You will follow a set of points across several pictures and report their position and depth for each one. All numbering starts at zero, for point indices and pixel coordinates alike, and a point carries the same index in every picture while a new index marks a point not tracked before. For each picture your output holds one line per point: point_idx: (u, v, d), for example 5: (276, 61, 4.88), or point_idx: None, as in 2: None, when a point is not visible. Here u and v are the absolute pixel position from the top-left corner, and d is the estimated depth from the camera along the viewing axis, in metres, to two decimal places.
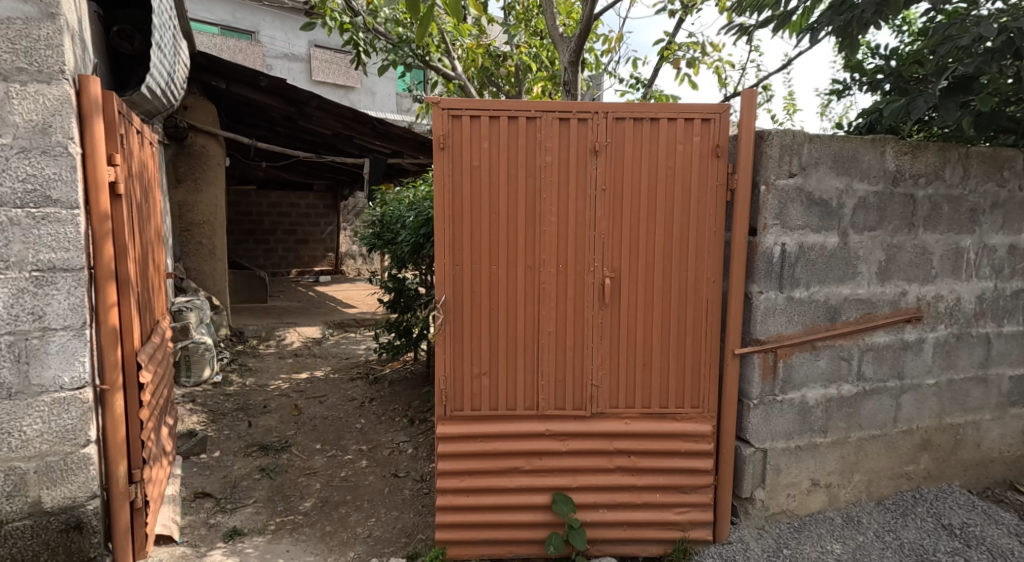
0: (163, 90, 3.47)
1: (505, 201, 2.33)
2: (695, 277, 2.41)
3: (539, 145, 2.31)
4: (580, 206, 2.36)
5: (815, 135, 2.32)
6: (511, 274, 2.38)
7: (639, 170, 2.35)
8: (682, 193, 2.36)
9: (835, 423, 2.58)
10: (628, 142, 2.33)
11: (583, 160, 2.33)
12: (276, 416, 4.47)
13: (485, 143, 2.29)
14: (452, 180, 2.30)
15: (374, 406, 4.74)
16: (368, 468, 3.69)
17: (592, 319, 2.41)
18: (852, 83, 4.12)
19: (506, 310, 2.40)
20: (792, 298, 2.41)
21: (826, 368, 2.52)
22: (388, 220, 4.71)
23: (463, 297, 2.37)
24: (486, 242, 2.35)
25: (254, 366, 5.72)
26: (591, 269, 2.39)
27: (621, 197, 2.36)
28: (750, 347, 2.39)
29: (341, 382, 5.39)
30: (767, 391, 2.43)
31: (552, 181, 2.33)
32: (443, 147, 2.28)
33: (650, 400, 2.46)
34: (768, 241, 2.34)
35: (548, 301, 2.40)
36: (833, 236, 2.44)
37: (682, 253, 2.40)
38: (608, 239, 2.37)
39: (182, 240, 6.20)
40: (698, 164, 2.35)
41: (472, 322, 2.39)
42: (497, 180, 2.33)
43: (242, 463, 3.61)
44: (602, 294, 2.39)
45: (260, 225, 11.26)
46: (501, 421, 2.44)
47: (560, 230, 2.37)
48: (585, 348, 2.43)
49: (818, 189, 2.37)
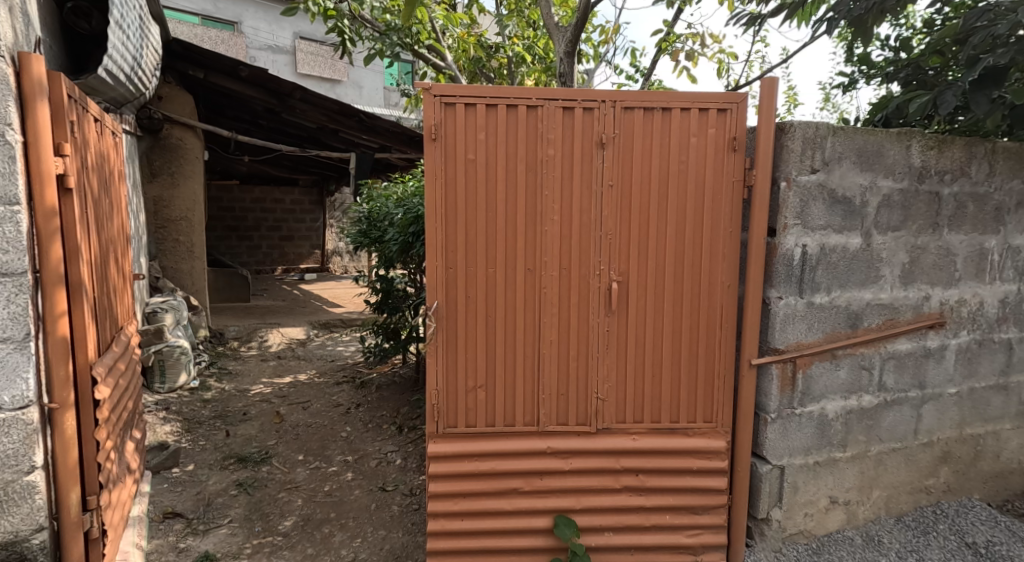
0: (127, 75, 3.22)
1: (503, 198, 2.13)
2: (708, 281, 2.22)
3: (540, 136, 2.11)
4: (584, 204, 2.16)
5: (839, 127, 2.13)
6: (510, 277, 2.18)
7: (649, 164, 2.16)
8: (695, 190, 2.18)
9: (854, 437, 2.41)
10: (637, 134, 2.13)
11: (588, 152, 2.14)
12: (256, 424, 4.23)
13: (481, 133, 2.09)
14: (445, 173, 2.09)
15: (360, 413, 4.51)
16: (354, 481, 3.47)
17: (597, 327, 2.22)
18: (859, 76, 3.97)
19: (504, 318, 2.20)
20: (812, 304, 2.23)
21: (846, 378, 2.35)
22: (375, 217, 4.48)
23: (457, 302, 2.17)
24: (482, 242, 2.15)
25: (235, 370, 5.46)
26: (597, 273, 2.19)
27: (629, 194, 2.16)
28: (768, 358, 2.21)
29: (326, 386, 5.15)
30: (785, 404, 2.25)
31: (555, 176, 2.13)
32: (436, 137, 2.07)
33: (660, 414, 2.27)
34: (788, 243, 2.16)
35: (549, 307, 2.20)
36: (856, 236, 2.26)
37: (695, 256, 2.21)
38: (615, 240, 2.18)
39: (157, 237, 5.91)
40: (713, 158, 2.16)
41: (466, 331, 2.19)
42: (494, 175, 2.12)
43: (218, 477, 3.37)
44: (608, 299, 2.21)
45: (243, 221, 10.92)
46: (497, 438, 2.24)
47: (562, 230, 2.17)
48: (589, 360, 2.23)
49: (840, 186, 2.19)
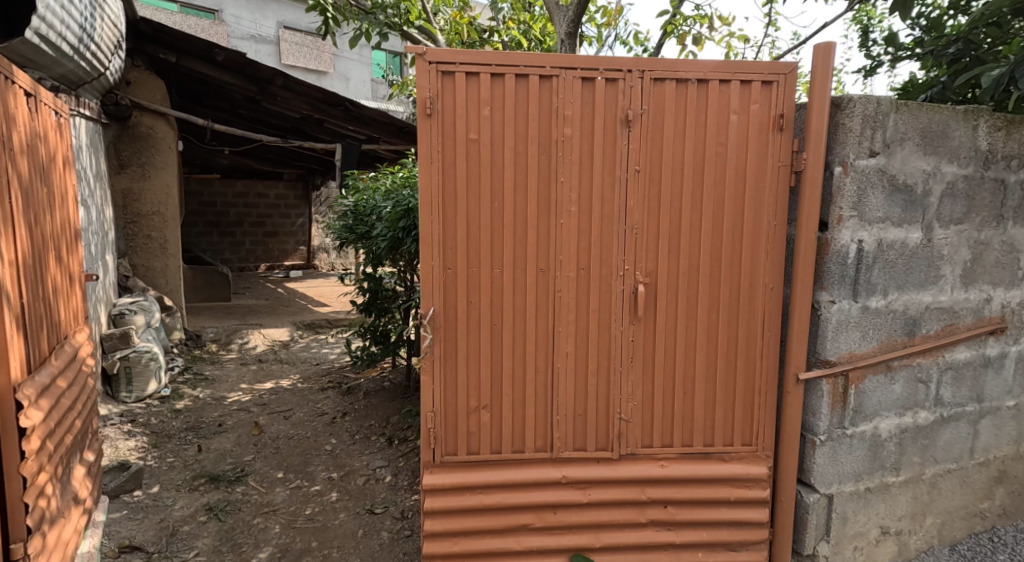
0: (73, 47, 2.84)
1: (511, 185, 1.82)
2: (749, 283, 1.92)
3: (553, 114, 1.80)
4: (606, 193, 1.85)
5: (902, 102, 1.83)
6: (518, 278, 1.87)
7: (681, 147, 1.85)
8: (734, 176, 1.87)
9: (908, 459, 2.12)
10: (668, 110, 1.83)
11: (610, 132, 1.83)
12: (232, 437, 3.87)
13: (485, 109, 1.77)
14: (442, 156, 1.78)
15: (346, 423, 4.18)
16: (339, 502, 3.13)
17: (620, 337, 1.91)
18: (886, 58, 3.66)
19: (511, 327, 1.88)
20: (867, 309, 1.93)
21: (901, 393, 2.06)
22: (361, 211, 4.12)
23: (456, 308, 1.86)
24: (486, 238, 1.84)
25: (212, 376, 5.08)
26: (620, 273, 1.88)
27: (658, 180, 1.86)
28: (817, 371, 1.90)
29: (310, 392, 4.80)
30: (836, 424, 1.95)
31: (571, 159, 1.82)
32: (431, 112, 1.75)
33: (691, 436, 1.97)
34: (842, 238, 1.85)
35: (565, 314, 1.89)
36: (916, 231, 1.97)
37: (733, 253, 1.91)
38: (641, 234, 1.87)
39: (127, 233, 5.50)
40: (755, 139, 1.86)
41: (467, 342, 1.88)
42: (500, 158, 1.81)
43: (185, 501, 3.01)
44: (633, 304, 1.90)
45: (225, 217, 10.47)
46: (504, 466, 1.93)
47: (581, 223, 1.86)
48: (611, 375, 1.92)
49: (901, 172, 1.89)
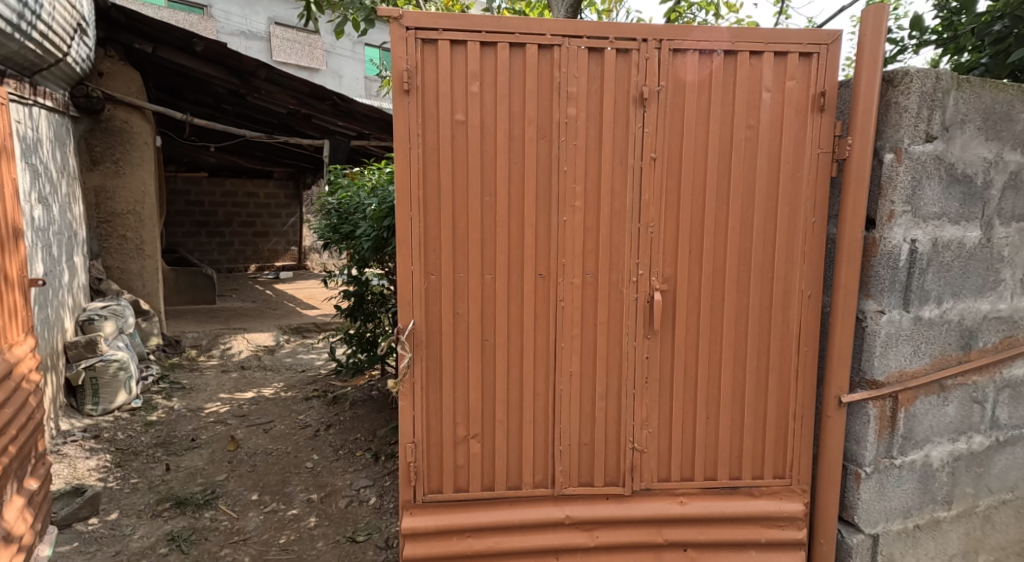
0: (14, 22, 2.54)
1: (505, 176, 1.55)
2: (782, 290, 1.65)
3: (554, 91, 1.53)
4: (616, 184, 1.58)
5: (964, 78, 1.56)
6: (513, 286, 1.60)
7: (704, 130, 1.58)
8: (767, 165, 1.60)
9: (961, 489, 1.85)
10: (689, 88, 1.56)
11: (621, 114, 1.56)
12: (205, 454, 3.57)
13: (474, 85, 1.50)
14: (423, 140, 1.51)
15: (330, 436, 3.89)
16: (317, 529, 2.83)
17: (633, 354, 1.64)
18: (909, 43, 3.37)
19: (505, 343, 1.61)
20: (920, 320, 1.65)
21: (955, 416, 1.79)
22: (346, 210, 3.81)
23: (440, 320, 1.59)
24: (475, 237, 1.57)
25: (190, 385, 4.78)
26: (633, 280, 1.61)
27: (677, 170, 1.59)
28: (863, 394, 1.63)
29: (293, 402, 4.51)
30: (882, 453, 1.68)
31: (576, 145, 1.55)
32: (409, 87, 1.48)
33: (715, 468, 1.70)
34: (894, 237, 1.58)
35: (568, 327, 1.61)
36: (975, 229, 1.69)
37: (765, 255, 1.64)
38: (657, 234, 1.60)
39: (100, 234, 5.19)
40: (790, 121, 1.58)
41: (453, 360, 1.60)
42: (492, 145, 1.54)
43: (146, 530, 2.72)
44: (648, 315, 1.63)
45: (213, 216, 10.13)
46: (497, 504, 1.65)
47: (587, 220, 1.59)
48: (622, 398, 1.65)
49: (961, 160, 1.62)
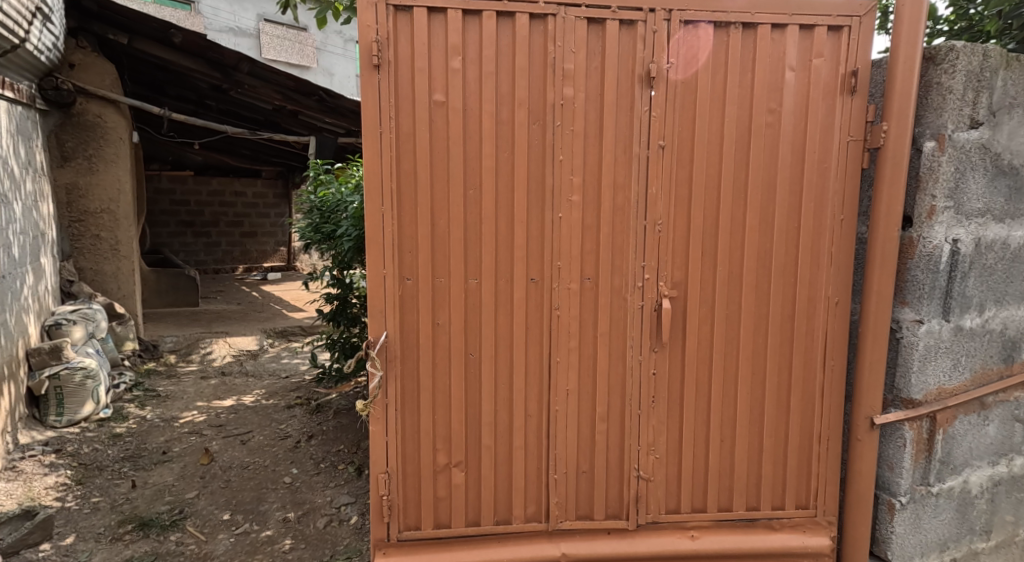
0: None
1: (492, 166, 1.35)
2: (806, 296, 1.46)
3: (547, 69, 1.34)
4: (619, 176, 1.39)
5: (1014, 56, 1.37)
6: (501, 292, 1.40)
7: (720, 115, 1.39)
8: (790, 156, 1.41)
9: (1000, 518, 1.66)
10: (702, 66, 1.37)
11: (625, 96, 1.37)
12: (176, 468, 3.34)
13: (455, 61, 1.31)
14: (396, 124, 1.31)
15: (311, 448, 3.67)
16: (292, 553, 2.60)
17: (638, 369, 1.44)
18: None
19: (491, 358, 1.41)
20: (961, 330, 1.46)
21: (995, 437, 1.60)
22: (328, 207, 3.58)
23: (417, 331, 1.38)
24: (458, 236, 1.36)
25: (165, 392, 4.54)
26: (637, 285, 1.42)
27: (687, 160, 1.40)
28: (898, 414, 1.43)
29: (274, 411, 4.27)
30: (918, 481, 1.48)
31: (573, 130, 1.36)
32: (379, 61, 1.27)
33: (731, 497, 1.50)
34: (935, 236, 1.39)
35: (565, 339, 1.42)
36: (1020, 228, 1.50)
37: (787, 257, 1.44)
38: (665, 233, 1.41)
39: (71, 233, 4.93)
40: (817, 105, 1.39)
41: (433, 378, 1.40)
42: (477, 130, 1.35)
43: (103, 556, 2.49)
44: (655, 325, 1.43)
45: (199, 216, 9.74)
46: (482, 542, 1.45)
47: (585, 217, 1.39)
48: (626, 420, 1.45)
49: (1007, 150, 1.43)
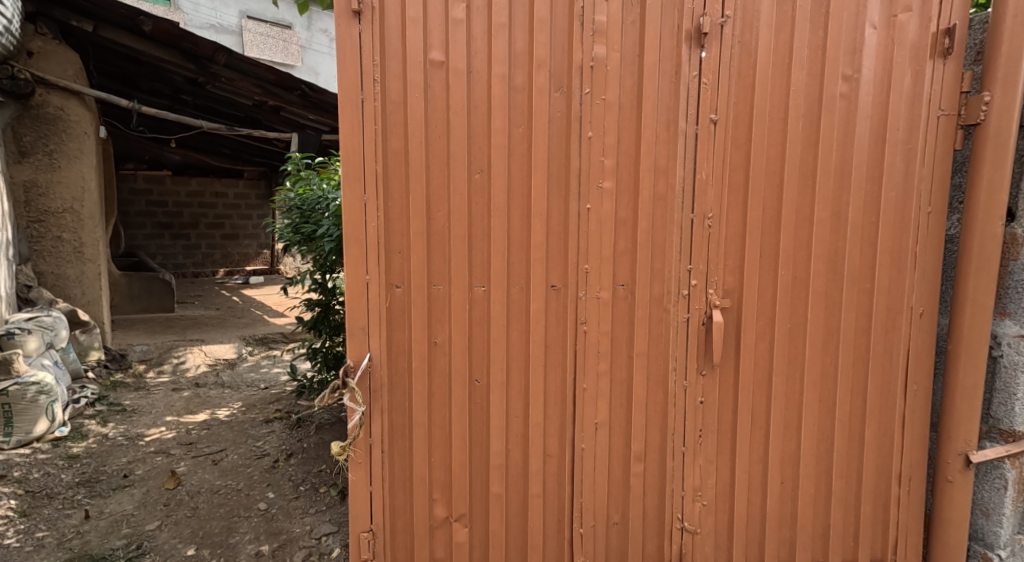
0: None
1: (502, 144, 1.08)
2: (887, 306, 1.19)
3: (574, 20, 1.06)
4: (662, 158, 1.12)
5: None
6: (515, 302, 1.12)
7: (785, 82, 1.12)
8: (869, 135, 1.15)
9: None
10: (766, 20, 1.10)
11: (669, 57, 1.10)
12: (137, 495, 2.99)
13: (458, 9, 1.04)
14: (382, 89, 1.04)
15: (291, 468, 3.32)
16: None
17: (682, 396, 1.17)
18: None
19: (502, 384, 1.13)
20: None
21: None
22: (309, 206, 3.24)
23: (409, 352, 1.10)
24: (460, 233, 1.09)
25: (132, 406, 4.15)
26: (682, 292, 1.15)
27: (745, 139, 1.13)
28: (1001, 450, 1.17)
29: (251, 426, 3.93)
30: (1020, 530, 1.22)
31: (606, 100, 1.09)
32: (360, 7, 1.01)
33: (793, 550, 1.24)
34: None
35: (592, 360, 1.14)
36: None
37: (864, 257, 1.18)
38: (716, 228, 1.15)
39: (30, 233, 4.15)
40: (903, 71, 1.13)
41: (429, 411, 1.12)
42: (483, 97, 1.07)
43: None
44: (703, 342, 1.17)
45: (178, 217, 9.23)
46: None
47: (619, 208, 1.12)
48: (667, 457, 1.18)
49: None
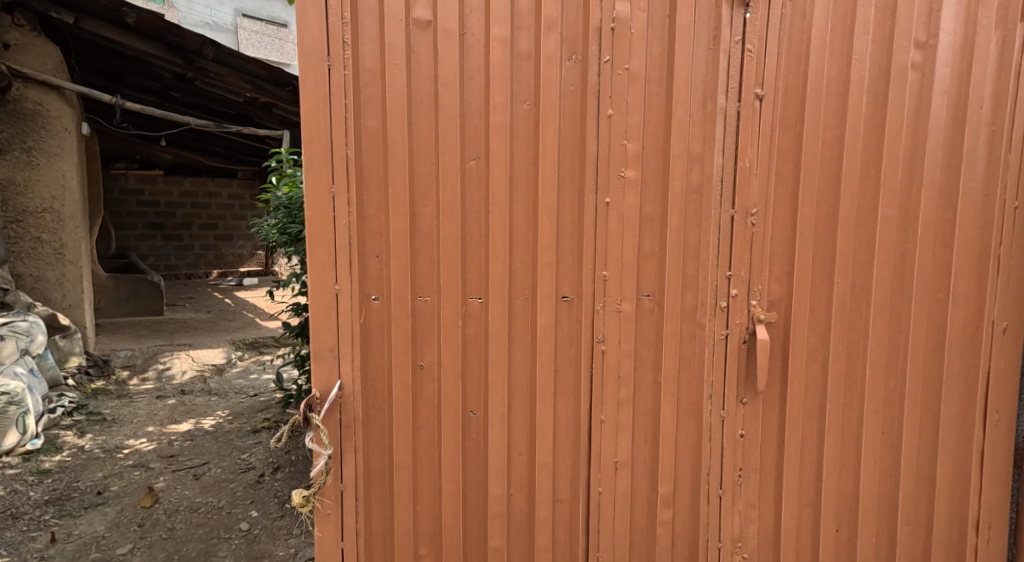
0: None
1: (503, 122, 0.88)
2: (966, 321, 0.99)
3: None
4: (698, 140, 0.92)
5: None
6: (518, 316, 0.92)
7: (846, 48, 0.92)
8: (945, 114, 0.95)
9: None
10: None
11: (708, 17, 0.90)
12: (110, 514, 2.78)
13: None
14: (355, 54, 0.85)
15: (276, 484, 3.11)
16: None
17: (720, 429, 0.97)
18: None
19: (501, 415, 0.93)
20: None
21: None
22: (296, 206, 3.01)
23: (388, 379, 0.90)
24: (450, 233, 0.89)
25: (112, 416, 3.93)
26: (723, 304, 0.95)
27: (796, 120, 0.93)
28: None
29: (236, 437, 3.72)
30: None
31: (629, 70, 0.89)
32: None
33: None
34: None
35: (612, 387, 0.95)
36: None
37: (940, 261, 0.98)
38: (761, 227, 0.95)
39: (7, 235, 3.86)
40: (988, 37, 0.93)
41: (413, 449, 0.93)
42: (478, 66, 0.87)
43: None
44: (746, 364, 0.97)
45: (170, 218, 9.00)
46: None
47: (646, 202, 0.92)
48: (702, 501, 0.99)
49: None
